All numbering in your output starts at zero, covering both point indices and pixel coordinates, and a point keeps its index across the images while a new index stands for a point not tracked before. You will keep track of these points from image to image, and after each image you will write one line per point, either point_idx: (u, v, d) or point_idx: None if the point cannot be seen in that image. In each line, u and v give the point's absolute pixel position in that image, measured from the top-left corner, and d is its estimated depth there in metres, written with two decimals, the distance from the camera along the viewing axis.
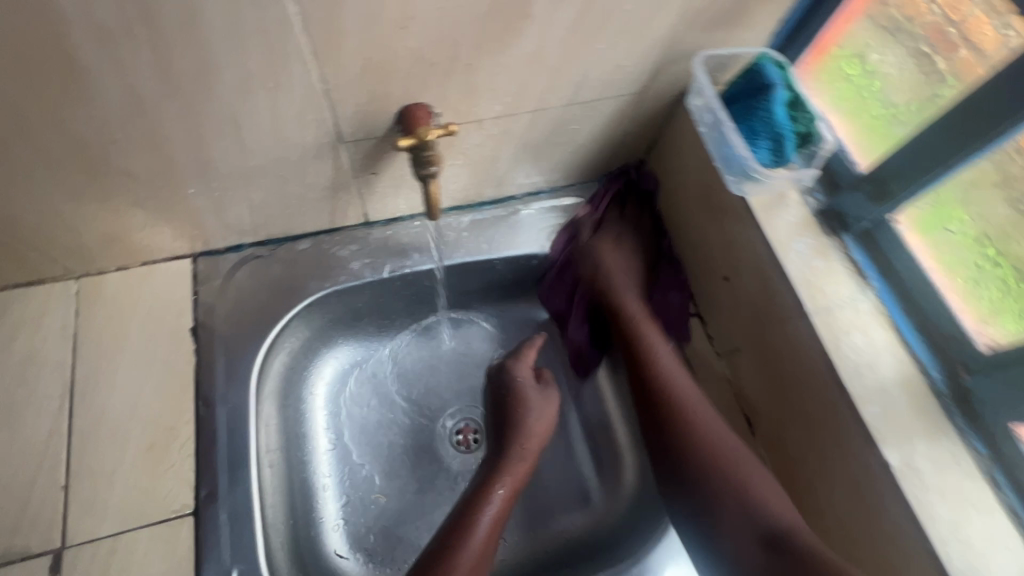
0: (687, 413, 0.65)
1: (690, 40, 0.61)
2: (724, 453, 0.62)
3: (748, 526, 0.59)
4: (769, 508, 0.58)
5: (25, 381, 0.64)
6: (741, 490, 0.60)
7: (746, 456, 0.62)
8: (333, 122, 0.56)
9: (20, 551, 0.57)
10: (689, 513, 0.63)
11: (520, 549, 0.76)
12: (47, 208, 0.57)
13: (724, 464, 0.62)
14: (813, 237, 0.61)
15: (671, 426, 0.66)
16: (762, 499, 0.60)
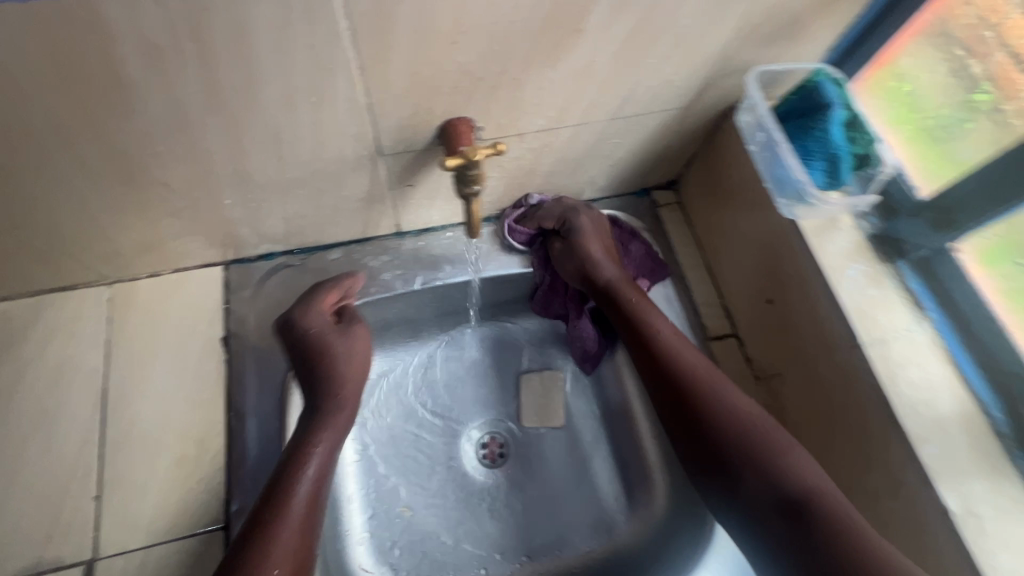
0: (702, 386, 0.60)
1: (743, 55, 0.58)
2: (743, 419, 0.58)
3: (776, 502, 0.53)
4: (795, 473, 0.54)
5: (59, 388, 0.63)
6: (763, 461, 0.55)
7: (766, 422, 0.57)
8: (374, 136, 0.55)
9: (52, 561, 0.56)
10: (718, 497, 0.58)
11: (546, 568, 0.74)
12: (85, 217, 0.56)
13: (746, 425, 0.57)
14: (866, 264, 0.59)
15: (690, 397, 0.60)
16: (796, 472, 0.54)
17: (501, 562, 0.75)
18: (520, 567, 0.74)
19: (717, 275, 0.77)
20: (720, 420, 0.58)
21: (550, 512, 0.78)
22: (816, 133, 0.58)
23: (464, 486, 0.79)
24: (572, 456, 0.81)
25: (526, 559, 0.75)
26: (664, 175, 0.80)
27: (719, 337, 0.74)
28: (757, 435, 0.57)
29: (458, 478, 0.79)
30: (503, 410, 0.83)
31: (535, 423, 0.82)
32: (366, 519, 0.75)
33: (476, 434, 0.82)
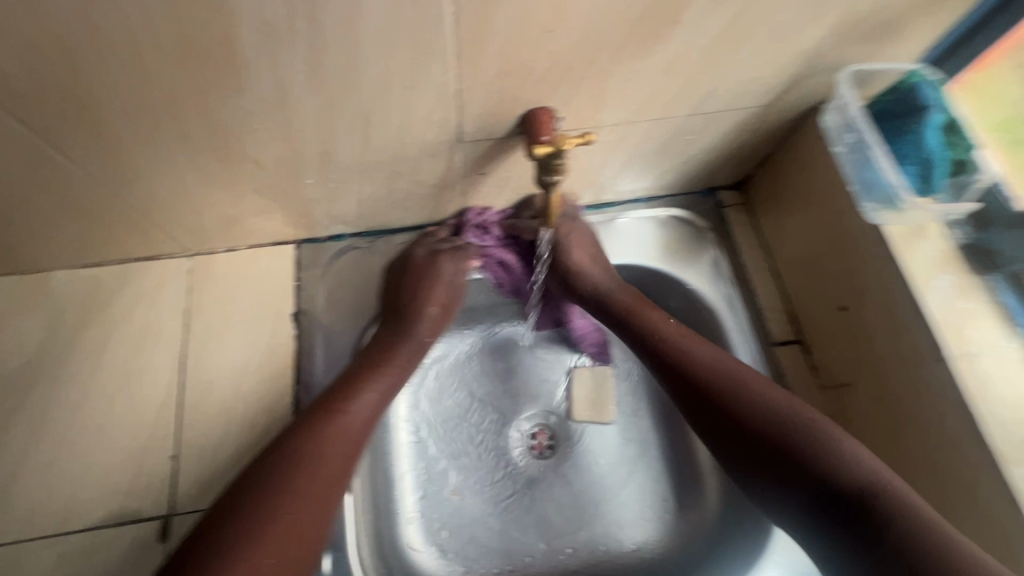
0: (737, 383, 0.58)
1: (835, 54, 0.57)
2: (783, 409, 0.55)
3: (840, 497, 0.49)
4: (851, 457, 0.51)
5: (142, 352, 0.67)
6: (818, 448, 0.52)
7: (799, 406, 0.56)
8: (458, 122, 0.56)
9: (133, 513, 0.60)
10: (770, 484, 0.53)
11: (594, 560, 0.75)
12: (179, 190, 0.59)
13: (781, 423, 0.54)
14: (957, 275, 0.56)
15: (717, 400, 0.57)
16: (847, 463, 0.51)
17: (548, 552, 0.75)
18: (566, 558, 0.75)
19: (784, 279, 0.75)
20: (750, 419, 0.55)
21: (598, 506, 0.78)
22: (908, 136, 0.56)
23: (511, 474, 0.79)
24: (622, 452, 0.81)
25: (572, 550, 0.76)
26: (732, 175, 0.79)
27: (785, 343, 0.72)
28: (782, 423, 0.54)
29: (506, 465, 0.80)
30: (553, 402, 0.83)
31: (586, 417, 0.82)
32: (418, 500, 0.76)
33: (525, 424, 0.82)
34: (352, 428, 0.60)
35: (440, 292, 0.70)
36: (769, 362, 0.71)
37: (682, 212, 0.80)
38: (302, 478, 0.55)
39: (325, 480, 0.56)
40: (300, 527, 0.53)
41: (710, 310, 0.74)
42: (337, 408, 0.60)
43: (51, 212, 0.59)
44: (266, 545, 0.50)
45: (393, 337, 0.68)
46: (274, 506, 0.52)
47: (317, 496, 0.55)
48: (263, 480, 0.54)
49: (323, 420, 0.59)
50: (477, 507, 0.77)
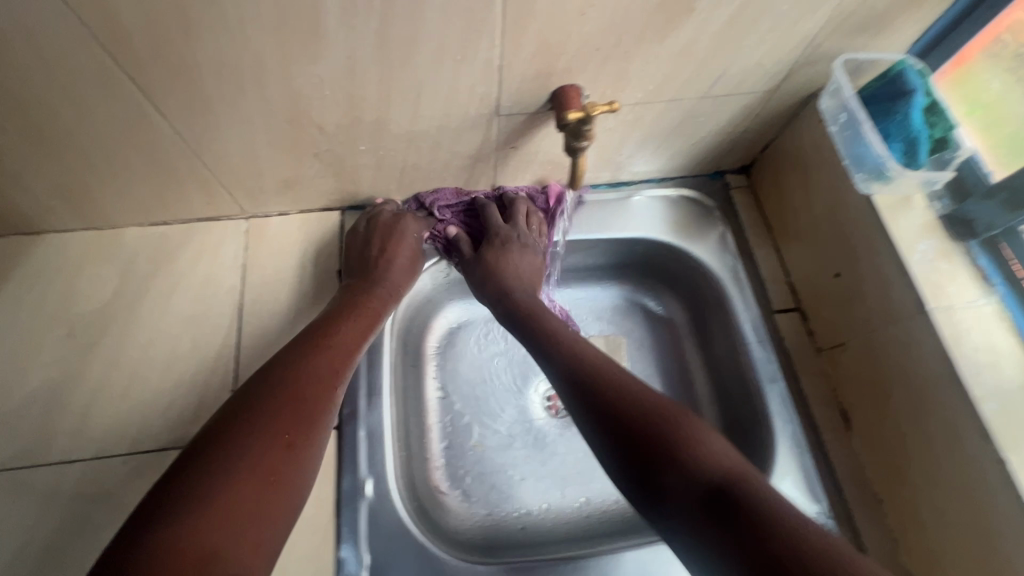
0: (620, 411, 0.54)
1: (830, 44, 0.64)
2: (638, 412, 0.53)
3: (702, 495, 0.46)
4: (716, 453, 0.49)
5: (204, 300, 0.74)
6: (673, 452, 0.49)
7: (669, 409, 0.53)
8: (496, 96, 0.63)
9: (197, 438, 0.67)
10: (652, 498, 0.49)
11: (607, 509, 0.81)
12: (249, 152, 0.67)
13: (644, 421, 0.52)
14: (938, 240, 0.63)
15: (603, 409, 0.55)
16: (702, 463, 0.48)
17: (563, 501, 0.81)
18: (580, 506, 0.81)
19: (784, 254, 0.82)
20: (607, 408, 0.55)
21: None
22: (896, 116, 0.63)
23: (530, 429, 0.86)
24: None
25: (585, 500, 0.81)
26: (738, 159, 0.86)
27: (784, 310, 0.79)
28: (651, 419, 0.52)
29: (525, 421, 0.86)
30: None
31: None
32: (444, 450, 0.82)
33: (543, 385, 0.89)
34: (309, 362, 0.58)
35: (405, 247, 0.75)
36: (769, 327, 0.78)
37: (691, 193, 0.87)
38: (266, 407, 0.52)
39: (302, 409, 0.54)
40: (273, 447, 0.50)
41: (717, 282, 0.82)
42: (305, 352, 0.59)
43: (136, 168, 0.67)
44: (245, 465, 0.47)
45: (363, 285, 0.71)
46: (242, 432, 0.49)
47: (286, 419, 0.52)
48: (232, 415, 0.51)
49: (291, 362, 0.57)
50: (498, 458, 0.83)
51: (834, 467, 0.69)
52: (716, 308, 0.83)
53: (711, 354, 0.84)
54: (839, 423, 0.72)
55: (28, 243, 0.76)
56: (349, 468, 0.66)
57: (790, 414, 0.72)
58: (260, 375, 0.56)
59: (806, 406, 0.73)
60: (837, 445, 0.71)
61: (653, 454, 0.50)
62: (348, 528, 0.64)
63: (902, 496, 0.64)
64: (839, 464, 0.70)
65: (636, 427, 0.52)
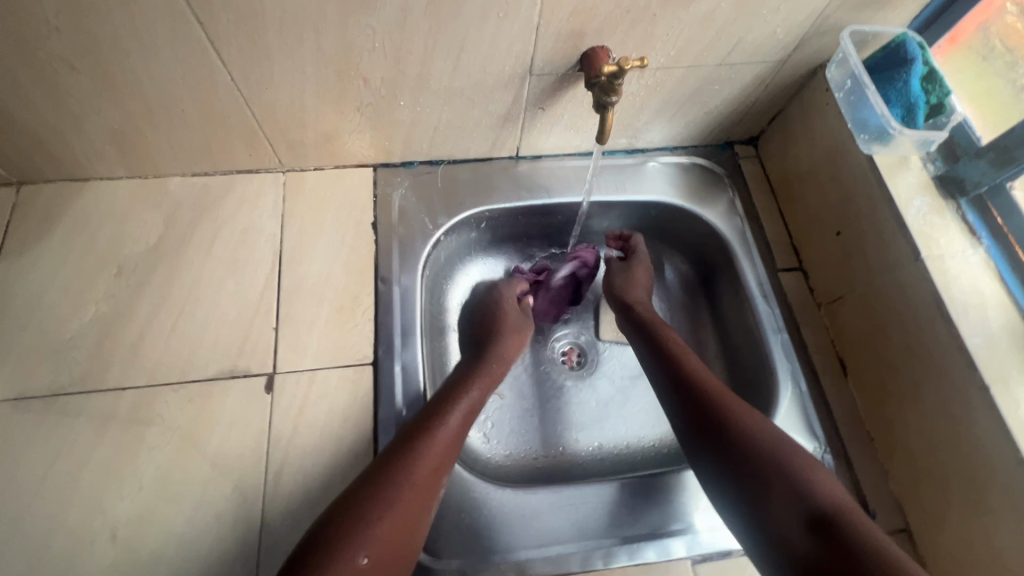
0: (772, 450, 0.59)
1: (839, 16, 0.70)
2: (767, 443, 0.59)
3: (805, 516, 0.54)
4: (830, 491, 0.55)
5: (246, 245, 0.79)
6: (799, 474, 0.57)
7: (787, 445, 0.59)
8: (531, 55, 0.68)
9: (243, 371, 0.71)
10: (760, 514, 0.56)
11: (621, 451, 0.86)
12: (296, 103, 0.71)
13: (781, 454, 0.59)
14: (931, 197, 0.69)
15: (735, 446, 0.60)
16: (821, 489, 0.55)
17: (579, 444, 0.86)
18: (595, 449, 0.86)
19: (788, 217, 0.88)
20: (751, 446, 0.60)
21: (621, 410, 0.89)
22: (896, 84, 0.69)
23: (548, 380, 0.91)
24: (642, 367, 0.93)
25: (598, 443, 0.87)
26: (747, 130, 0.92)
27: (787, 269, 0.85)
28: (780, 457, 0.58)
29: (543, 373, 0.92)
30: (582, 324, 0.96)
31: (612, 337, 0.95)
32: None
33: (559, 341, 0.95)
34: (467, 406, 0.67)
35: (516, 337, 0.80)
36: (774, 283, 0.84)
37: (702, 161, 0.93)
38: (429, 443, 0.61)
39: (422, 484, 0.58)
40: (430, 480, 0.59)
41: (726, 242, 0.87)
42: (448, 396, 0.67)
43: (189, 115, 0.71)
44: (407, 494, 0.56)
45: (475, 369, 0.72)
46: (423, 469, 0.59)
47: (436, 459, 0.60)
48: (399, 445, 0.60)
49: (441, 403, 0.66)
50: (518, 403, 0.88)
51: (831, 408, 0.75)
52: (726, 267, 0.88)
53: (718, 312, 0.90)
54: (836, 369, 0.78)
55: (75, 188, 0.79)
56: (387, 400, 0.71)
57: (792, 361, 0.78)
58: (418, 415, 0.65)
59: (806, 354, 0.79)
60: (835, 389, 0.77)
61: (766, 479, 0.57)
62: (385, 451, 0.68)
63: (892, 430, 0.71)
64: (836, 405, 0.76)
65: (765, 458, 0.58)
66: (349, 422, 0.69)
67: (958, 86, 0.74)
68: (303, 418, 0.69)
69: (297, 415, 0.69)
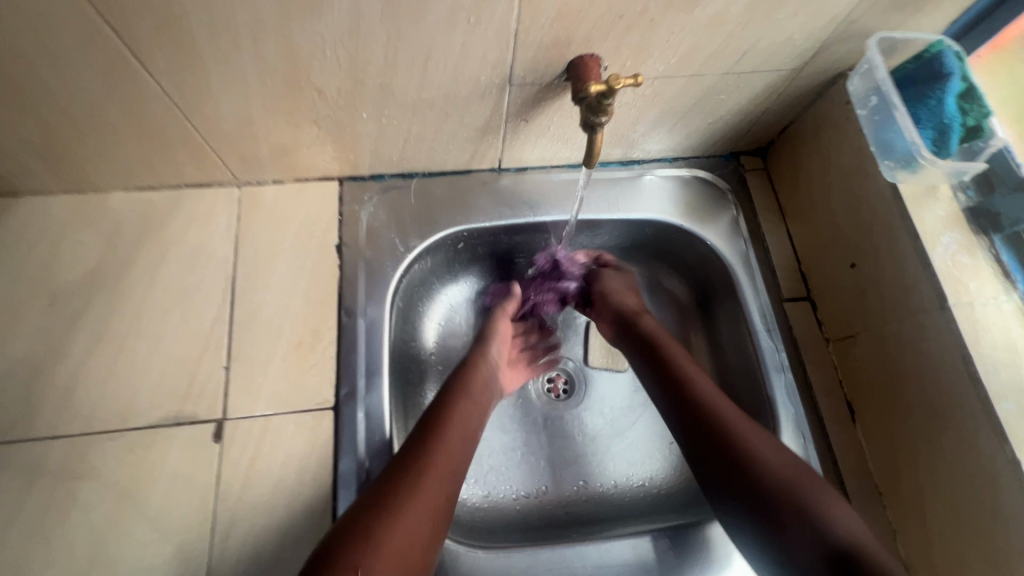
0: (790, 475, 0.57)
1: (866, 20, 0.61)
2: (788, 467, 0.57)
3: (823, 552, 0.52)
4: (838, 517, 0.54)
5: (195, 271, 0.71)
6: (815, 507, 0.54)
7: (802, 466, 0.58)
8: (510, 64, 0.59)
9: (189, 416, 0.64)
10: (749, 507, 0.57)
11: (607, 491, 0.79)
12: (243, 116, 0.63)
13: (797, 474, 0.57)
14: (961, 233, 0.61)
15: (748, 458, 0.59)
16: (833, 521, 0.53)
17: (564, 483, 0.80)
18: (579, 489, 0.79)
19: (797, 240, 0.80)
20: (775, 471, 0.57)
21: (609, 445, 0.83)
22: (928, 102, 0.60)
23: (531, 411, 0.84)
24: (634, 398, 0.86)
25: (584, 482, 0.80)
26: (755, 140, 0.83)
27: (794, 299, 0.77)
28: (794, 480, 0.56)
29: (527, 404, 0.85)
30: (569, 349, 0.89)
31: (602, 365, 0.87)
32: None
33: (544, 368, 0.88)
34: (466, 424, 0.64)
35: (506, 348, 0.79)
36: (779, 315, 0.76)
37: (704, 173, 0.84)
38: (431, 469, 0.57)
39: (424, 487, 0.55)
40: (434, 506, 0.55)
41: (728, 267, 0.79)
42: (442, 401, 0.65)
43: (121, 129, 0.62)
44: (413, 503, 0.54)
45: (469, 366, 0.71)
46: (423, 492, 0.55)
47: (440, 485, 0.56)
48: (397, 462, 0.57)
49: (438, 410, 0.64)
50: (499, 438, 0.82)
51: (837, 458, 0.69)
52: (727, 294, 0.80)
53: (717, 341, 0.83)
54: (844, 414, 0.71)
55: (3, 204, 0.71)
56: (348, 450, 0.64)
57: (796, 404, 0.71)
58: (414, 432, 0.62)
59: (811, 396, 0.72)
60: (842, 436, 0.70)
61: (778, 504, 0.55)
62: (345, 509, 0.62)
63: (904, 488, 0.64)
64: (842, 455, 0.69)
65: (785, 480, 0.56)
66: (306, 475, 0.63)
67: (998, 107, 0.64)
68: (254, 470, 0.62)
69: (248, 466, 0.62)
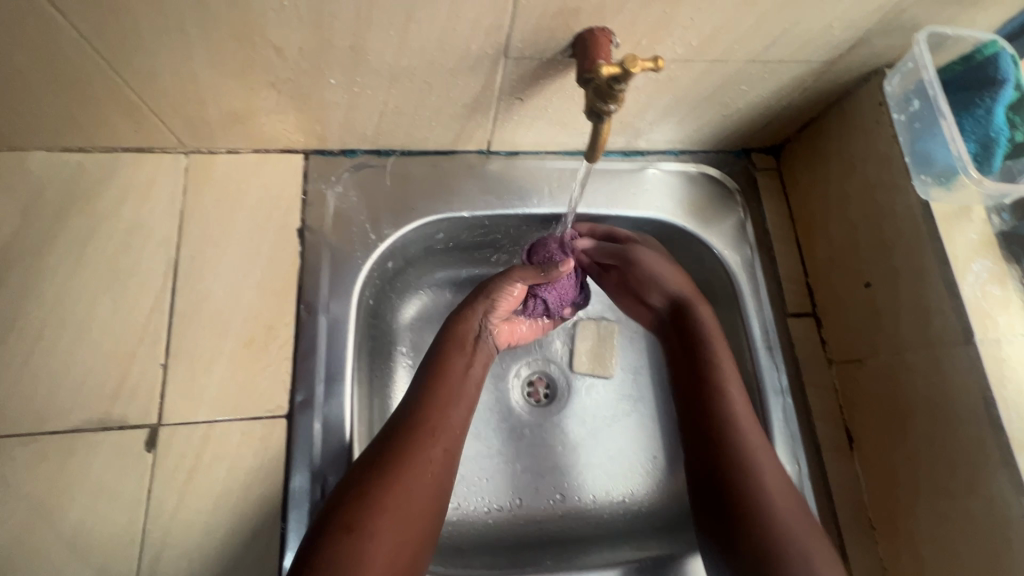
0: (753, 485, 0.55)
1: (915, 12, 0.53)
2: (780, 516, 0.54)
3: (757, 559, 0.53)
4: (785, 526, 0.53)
5: (130, 251, 0.61)
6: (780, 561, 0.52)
7: (777, 482, 0.56)
8: (506, 32, 0.50)
9: (117, 420, 0.56)
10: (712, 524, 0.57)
11: (583, 509, 0.74)
12: (185, 72, 0.53)
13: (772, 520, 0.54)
14: (994, 260, 0.55)
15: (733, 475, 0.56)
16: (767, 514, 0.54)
17: (540, 497, 0.74)
18: (554, 504, 0.74)
19: (806, 250, 0.74)
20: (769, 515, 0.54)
21: (588, 458, 0.77)
22: (975, 111, 0.53)
23: (508, 418, 0.78)
24: (619, 406, 0.80)
25: (561, 496, 0.75)
26: (771, 136, 0.75)
27: (798, 314, 0.72)
28: (755, 492, 0.55)
29: (503, 409, 0.78)
30: (553, 352, 0.82)
31: (587, 370, 0.81)
32: None
33: (524, 370, 0.81)
34: (454, 423, 0.59)
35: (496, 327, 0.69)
36: (781, 332, 0.71)
37: (711, 170, 0.77)
38: (410, 469, 0.53)
39: (398, 497, 0.51)
40: (417, 505, 0.52)
41: (731, 276, 0.73)
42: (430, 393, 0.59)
43: (36, 78, 0.52)
44: (387, 513, 0.50)
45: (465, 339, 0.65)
46: (403, 496, 0.51)
47: (424, 489, 0.53)
48: (374, 462, 0.53)
49: (425, 409, 0.58)
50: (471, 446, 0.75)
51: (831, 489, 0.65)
52: (729, 304, 0.74)
53: None
54: (842, 443, 0.67)
55: None
56: (302, 465, 0.57)
57: (793, 429, 0.67)
58: (392, 424, 0.57)
59: (809, 421, 0.67)
60: (838, 467, 0.66)
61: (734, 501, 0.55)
62: (294, 534, 0.55)
63: (901, 528, 0.60)
64: (836, 485, 0.65)
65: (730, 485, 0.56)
66: (252, 492, 0.55)
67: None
68: (192, 486, 0.55)
69: (184, 481, 0.55)
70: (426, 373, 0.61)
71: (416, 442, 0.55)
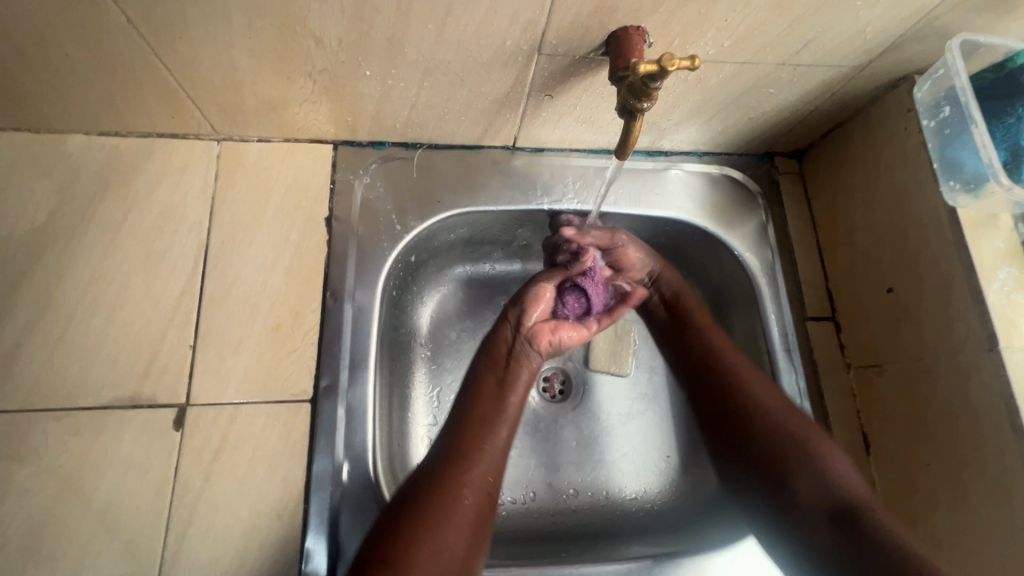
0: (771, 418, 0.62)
1: (949, 19, 0.54)
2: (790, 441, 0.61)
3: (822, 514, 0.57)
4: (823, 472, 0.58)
5: (163, 234, 0.63)
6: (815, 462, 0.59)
7: (807, 424, 0.62)
8: (542, 29, 0.51)
9: (147, 398, 0.57)
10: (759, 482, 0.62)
11: (597, 504, 0.75)
12: (225, 60, 0.54)
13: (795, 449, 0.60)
14: (1019, 269, 0.55)
15: (746, 417, 0.63)
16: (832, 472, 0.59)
17: (553, 491, 0.75)
18: (568, 499, 0.75)
19: (827, 255, 0.74)
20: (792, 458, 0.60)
21: (601, 454, 0.78)
22: (1006, 119, 0.54)
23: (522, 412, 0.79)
24: (635, 405, 0.80)
25: (574, 491, 0.75)
26: (795, 140, 0.76)
27: (818, 318, 0.72)
28: (796, 434, 0.61)
29: None
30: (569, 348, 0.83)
31: (604, 368, 0.82)
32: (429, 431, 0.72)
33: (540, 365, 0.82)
34: (496, 449, 0.59)
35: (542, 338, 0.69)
36: (800, 335, 0.71)
37: (734, 172, 0.77)
38: (457, 499, 0.54)
39: (444, 526, 0.52)
40: (467, 534, 0.53)
41: (751, 278, 0.73)
42: (476, 425, 0.60)
43: (81, 63, 0.53)
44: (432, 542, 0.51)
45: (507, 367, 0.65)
46: (453, 516, 0.53)
47: (471, 519, 0.54)
48: (417, 496, 0.54)
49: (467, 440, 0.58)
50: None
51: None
52: (748, 306, 0.74)
53: None
54: (858, 448, 0.67)
55: None
56: (325, 449, 0.58)
57: None
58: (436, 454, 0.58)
59: (826, 424, 0.68)
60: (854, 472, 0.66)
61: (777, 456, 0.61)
62: (316, 516, 0.56)
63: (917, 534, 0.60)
64: None
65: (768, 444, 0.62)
66: (276, 474, 0.56)
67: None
68: (218, 465, 0.56)
69: (211, 460, 0.56)
70: (465, 397, 0.62)
71: (458, 463, 0.57)
